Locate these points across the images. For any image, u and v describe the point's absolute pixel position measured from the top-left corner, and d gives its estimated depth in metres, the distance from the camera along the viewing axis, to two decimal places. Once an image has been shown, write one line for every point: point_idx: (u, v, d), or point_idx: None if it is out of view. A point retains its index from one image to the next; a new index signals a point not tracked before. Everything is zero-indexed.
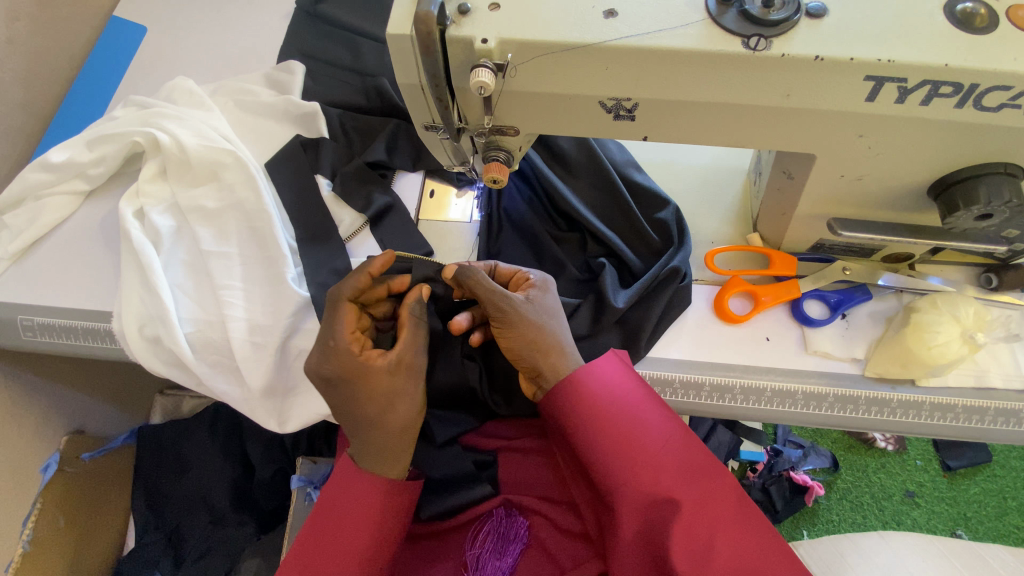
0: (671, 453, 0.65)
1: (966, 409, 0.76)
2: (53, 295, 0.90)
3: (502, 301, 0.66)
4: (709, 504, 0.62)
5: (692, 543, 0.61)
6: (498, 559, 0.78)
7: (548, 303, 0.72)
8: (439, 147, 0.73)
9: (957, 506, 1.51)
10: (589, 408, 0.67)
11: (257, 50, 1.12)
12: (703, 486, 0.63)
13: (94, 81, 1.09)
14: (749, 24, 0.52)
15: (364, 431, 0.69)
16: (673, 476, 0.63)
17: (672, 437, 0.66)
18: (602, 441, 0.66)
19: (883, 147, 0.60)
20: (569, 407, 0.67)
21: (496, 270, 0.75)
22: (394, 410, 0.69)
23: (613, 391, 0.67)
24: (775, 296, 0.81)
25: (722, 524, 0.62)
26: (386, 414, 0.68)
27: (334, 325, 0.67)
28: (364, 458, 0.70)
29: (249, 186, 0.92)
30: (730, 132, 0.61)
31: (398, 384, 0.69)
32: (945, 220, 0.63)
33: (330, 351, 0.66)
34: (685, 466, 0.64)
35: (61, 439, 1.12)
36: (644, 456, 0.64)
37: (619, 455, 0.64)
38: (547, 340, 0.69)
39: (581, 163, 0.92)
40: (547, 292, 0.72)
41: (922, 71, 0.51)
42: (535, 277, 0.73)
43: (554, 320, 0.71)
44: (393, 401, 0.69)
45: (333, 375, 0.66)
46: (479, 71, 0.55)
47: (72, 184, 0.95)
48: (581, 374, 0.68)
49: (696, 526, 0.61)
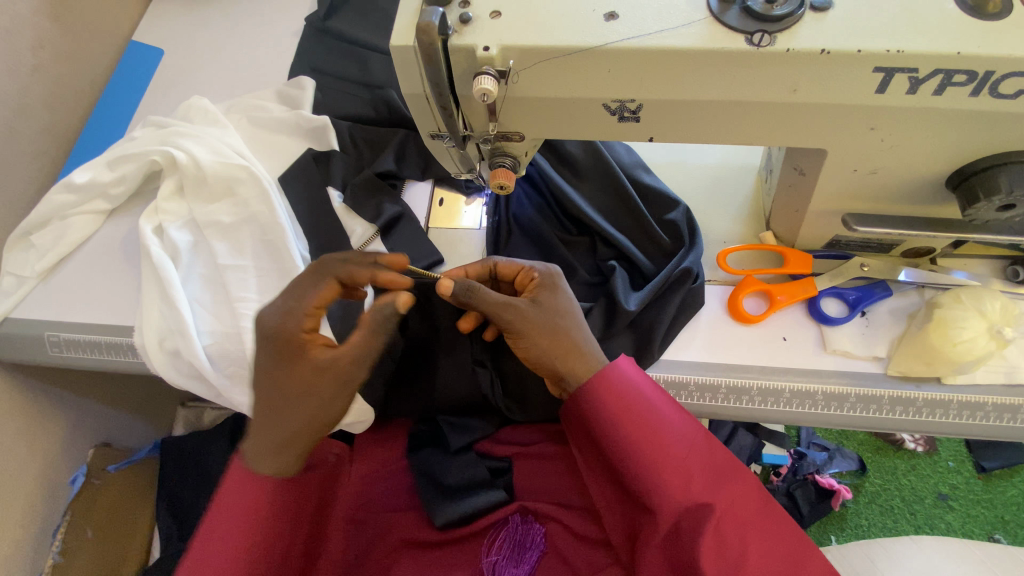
0: (698, 455, 0.64)
1: (997, 407, 0.73)
2: (78, 311, 0.93)
3: (508, 311, 0.66)
4: (736, 508, 0.62)
5: (723, 548, 0.60)
6: (516, 567, 0.78)
7: (558, 304, 0.69)
8: (446, 155, 0.73)
9: (993, 509, 1.45)
10: (615, 410, 0.65)
11: (270, 68, 1.15)
12: (730, 489, 0.63)
13: (114, 103, 1.13)
14: (752, 21, 0.52)
15: (271, 417, 0.61)
16: (701, 479, 0.63)
17: (696, 439, 0.65)
18: (629, 442, 0.64)
19: (896, 139, 0.58)
20: (595, 408, 0.66)
21: (497, 269, 0.72)
22: (296, 405, 0.61)
23: (638, 392, 0.66)
24: (790, 295, 0.80)
25: (750, 526, 0.62)
26: (294, 405, 0.61)
27: (309, 289, 0.63)
28: (257, 453, 0.63)
29: (263, 200, 0.93)
30: (738, 130, 0.60)
31: (320, 386, 0.61)
32: (966, 212, 0.61)
33: (285, 311, 0.62)
34: (711, 468, 0.64)
35: (88, 452, 1.15)
36: (671, 458, 0.63)
37: (647, 457, 0.63)
38: (564, 342, 0.67)
39: (589, 166, 0.92)
40: (556, 291, 0.70)
41: (934, 61, 0.50)
42: (539, 274, 0.71)
43: (569, 320, 0.69)
44: (303, 397, 0.61)
45: (269, 334, 0.61)
46: (482, 78, 0.55)
47: (95, 204, 0.98)
48: (604, 376, 0.66)
49: (726, 529, 0.61)
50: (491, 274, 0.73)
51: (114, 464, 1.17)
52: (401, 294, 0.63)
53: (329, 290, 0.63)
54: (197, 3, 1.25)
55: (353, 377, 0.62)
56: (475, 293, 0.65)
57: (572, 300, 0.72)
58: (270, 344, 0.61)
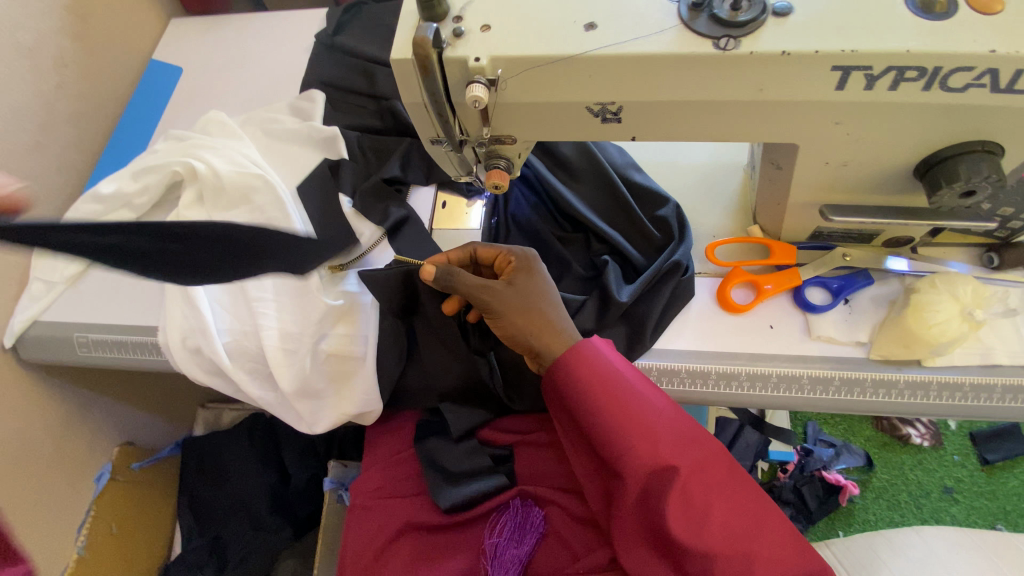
0: (668, 424, 0.68)
1: (974, 387, 0.76)
2: (105, 313, 0.99)
3: (485, 291, 0.70)
4: (703, 472, 0.66)
5: (691, 508, 0.65)
6: (516, 547, 0.81)
7: (532, 284, 0.74)
8: (445, 159, 0.78)
9: (998, 501, 1.46)
10: (590, 381, 0.70)
11: (282, 83, 1.22)
12: (698, 455, 0.67)
13: (137, 119, 1.21)
14: (719, 27, 0.57)
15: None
16: (671, 445, 0.67)
17: (665, 409, 0.69)
18: (604, 412, 0.69)
19: (860, 133, 0.63)
20: (572, 380, 0.71)
21: (478, 252, 0.77)
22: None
23: (613, 366, 0.71)
24: (777, 284, 0.84)
25: (716, 489, 0.66)
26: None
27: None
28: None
29: (277, 206, 1.00)
30: (713, 128, 0.65)
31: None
32: (931, 199, 0.65)
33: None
34: (681, 435, 0.68)
35: (113, 450, 1.22)
36: (643, 426, 0.67)
37: (621, 425, 0.68)
38: (539, 320, 0.72)
39: (583, 167, 0.97)
40: (531, 273, 0.75)
41: (886, 59, 0.54)
42: (516, 257, 0.76)
43: (545, 300, 0.74)
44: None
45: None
46: (473, 87, 0.61)
47: (119, 213, 1.05)
48: (579, 352, 0.71)
49: (694, 491, 0.65)
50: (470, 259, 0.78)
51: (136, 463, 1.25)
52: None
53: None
54: (213, 24, 1.33)
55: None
56: (454, 276, 0.68)
57: (548, 283, 0.77)
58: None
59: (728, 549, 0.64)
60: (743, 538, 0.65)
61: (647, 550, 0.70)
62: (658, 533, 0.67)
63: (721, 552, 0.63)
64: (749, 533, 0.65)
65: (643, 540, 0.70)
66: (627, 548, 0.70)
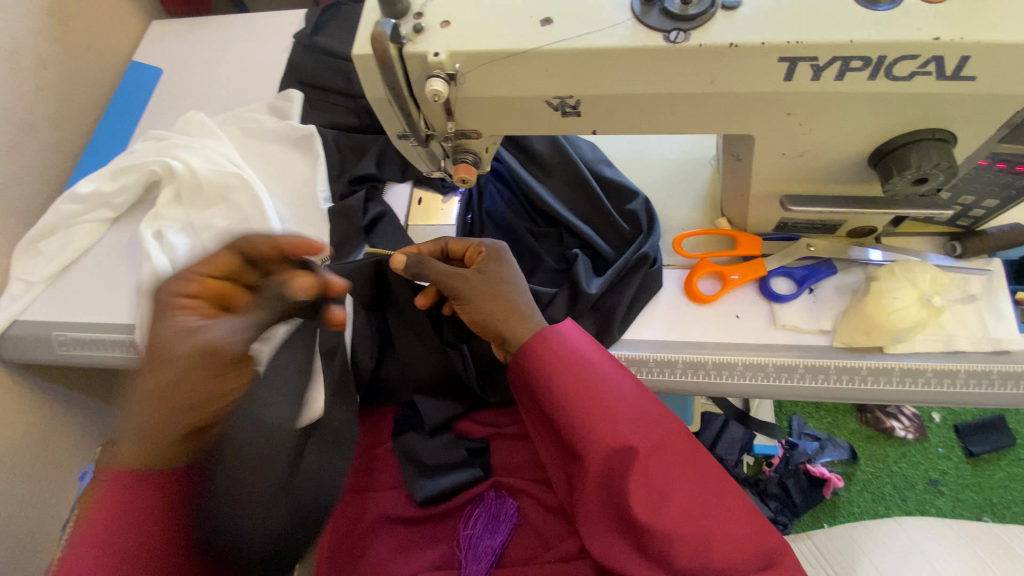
0: (629, 403, 0.68)
1: (936, 373, 0.77)
2: (83, 312, 1.00)
3: (455, 279, 0.73)
4: (665, 450, 0.66)
5: (651, 487, 0.64)
6: (490, 539, 0.83)
7: (501, 273, 0.76)
8: (414, 154, 0.79)
9: (983, 493, 1.48)
10: (551, 361, 0.70)
11: (260, 82, 1.23)
12: (659, 433, 0.67)
13: (116, 120, 1.22)
14: (670, 20, 0.58)
15: (133, 390, 0.56)
16: (632, 424, 0.66)
17: (628, 390, 0.69)
18: (565, 391, 0.68)
19: (814, 123, 0.64)
20: (534, 360, 0.70)
21: (449, 246, 0.80)
22: (152, 374, 0.53)
23: (574, 346, 0.71)
24: (743, 273, 0.85)
25: (677, 467, 0.66)
26: (146, 375, 0.53)
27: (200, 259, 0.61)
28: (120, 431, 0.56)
29: (254, 205, 1.01)
30: (672, 120, 0.66)
31: (178, 350, 0.53)
32: (885, 187, 0.66)
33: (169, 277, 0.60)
34: (643, 414, 0.67)
35: (96, 450, 1.22)
36: (604, 405, 0.67)
37: (581, 404, 0.67)
38: (506, 305, 0.74)
39: (555, 162, 0.98)
40: (500, 262, 0.77)
41: (831, 49, 0.56)
42: (486, 248, 0.78)
43: (512, 288, 0.76)
44: (158, 365, 0.53)
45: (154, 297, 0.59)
46: (432, 81, 0.62)
47: (98, 213, 1.06)
48: (543, 335, 0.71)
49: (654, 470, 0.65)
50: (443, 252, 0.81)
51: None
52: (294, 279, 0.66)
53: (219, 257, 0.62)
54: (192, 25, 1.34)
55: (221, 351, 0.54)
56: (424, 265, 0.73)
57: (517, 272, 0.79)
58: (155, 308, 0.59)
59: (687, 527, 0.64)
60: (702, 517, 0.65)
61: (610, 533, 0.69)
62: (619, 514, 0.67)
63: (680, 530, 0.63)
64: (709, 511, 0.65)
65: (606, 523, 0.69)
66: (590, 531, 0.69)
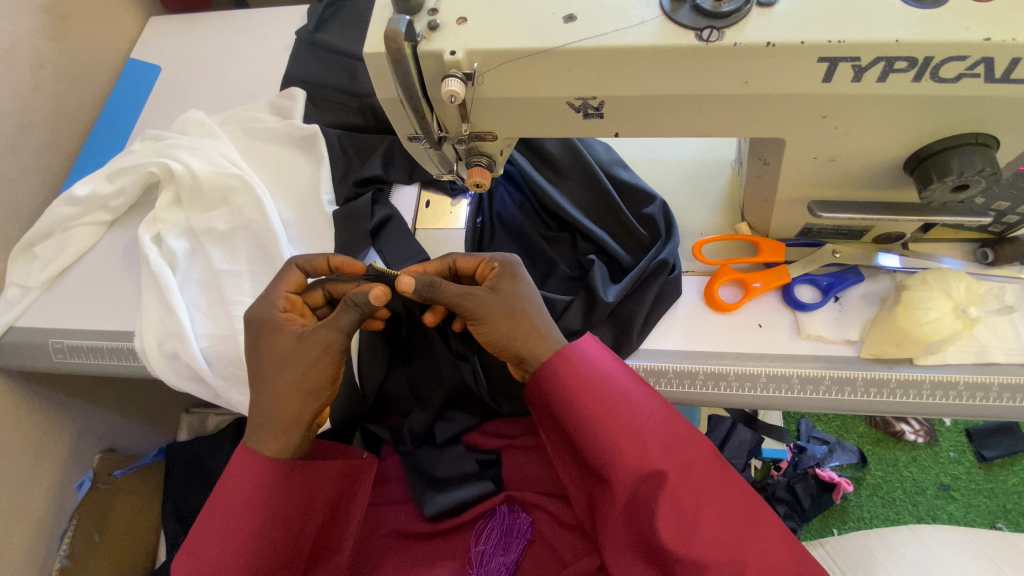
0: (656, 427, 0.67)
1: (969, 386, 0.74)
2: (81, 319, 0.97)
3: (468, 299, 0.71)
4: (694, 475, 0.66)
5: (680, 513, 0.64)
6: (503, 555, 0.79)
7: (515, 291, 0.73)
8: (425, 157, 0.76)
9: (997, 499, 1.44)
10: (575, 384, 0.69)
11: (262, 81, 1.19)
12: (687, 457, 0.66)
13: (114, 119, 1.18)
14: (702, 18, 0.55)
15: (256, 387, 0.69)
16: (659, 449, 0.66)
17: (654, 411, 0.68)
18: (590, 415, 0.68)
19: (850, 127, 0.61)
20: (557, 383, 0.69)
21: (457, 263, 0.77)
22: (281, 373, 0.68)
23: (598, 368, 0.70)
24: (766, 282, 0.82)
25: (707, 493, 0.65)
26: (276, 373, 0.68)
27: (278, 280, 0.74)
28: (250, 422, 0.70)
29: (256, 207, 0.97)
30: (700, 123, 0.63)
31: (305, 351, 0.67)
32: (923, 194, 0.64)
33: (262, 299, 0.72)
34: (670, 438, 0.67)
35: (94, 457, 1.18)
36: (631, 429, 0.66)
37: (607, 428, 0.67)
38: (523, 325, 0.72)
39: (568, 164, 0.95)
40: (514, 279, 0.74)
41: (874, 49, 0.53)
42: (499, 264, 0.75)
43: (529, 305, 0.73)
44: (288, 363, 0.68)
45: (252, 314, 0.71)
46: (449, 81, 0.59)
47: (95, 216, 1.02)
48: (567, 356, 0.70)
49: (683, 496, 0.64)
50: (452, 269, 0.78)
51: (119, 471, 1.19)
52: (373, 287, 0.67)
53: (296, 276, 0.75)
54: (192, 21, 1.30)
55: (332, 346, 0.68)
56: (437, 287, 0.69)
57: (532, 288, 0.75)
58: (253, 324, 0.70)
59: (719, 555, 0.63)
60: (735, 544, 0.63)
61: (636, 560, 0.68)
62: (646, 540, 0.66)
63: (712, 559, 0.62)
64: (741, 537, 0.64)
65: (633, 549, 0.68)
66: (616, 559, 0.68)
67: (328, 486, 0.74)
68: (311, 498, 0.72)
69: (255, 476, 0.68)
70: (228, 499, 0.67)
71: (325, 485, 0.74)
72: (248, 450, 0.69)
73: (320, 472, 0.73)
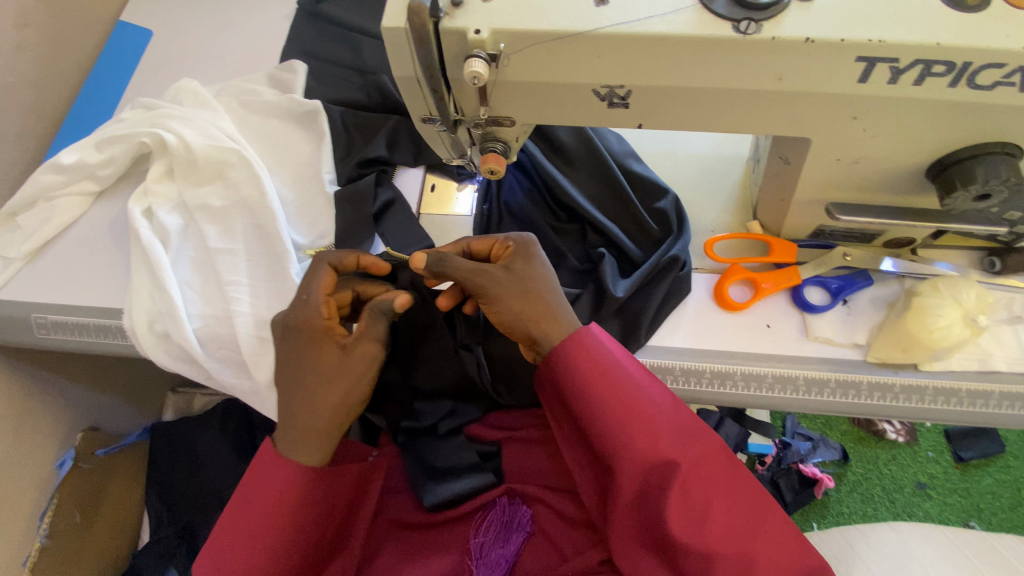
0: (666, 418, 0.67)
1: (970, 393, 0.75)
2: (64, 293, 0.92)
3: (479, 277, 0.69)
4: (703, 466, 0.65)
5: (689, 504, 0.64)
6: (502, 547, 0.78)
7: (529, 270, 0.72)
8: (437, 140, 0.73)
9: (970, 498, 1.45)
10: (587, 373, 0.68)
11: (261, 51, 1.14)
12: (697, 449, 0.66)
13: (102, 84, 1.12)
14: (739, 8, 0.53)
15: (297, 402, 0.67)
16: (669, 439, 0.66)
17: (664, 402, 0.68)
18: (602, 404, 0.67)
19: (878, 130, 0.60)
20: (568, 370, 0.68)
21: (472, 246, 0.75)
22: (327, 387, 0.67)
23: (610, 357, 0.69)
24: (775, 283, 0.81)
25: (716, 485, 0.65)
26: (320, 385, 0.67)
27: (312, 281, 0.70)
28: (284, 435, 0.68)
29: (253, 184, 0.93)
30: (726, 117, 0.61)
31: (349, 365, 0.67)
32: (944, 201, 0.63)
33: (299, 305, 0.69)
34: (680, 429, 0.67)
35: (76, 435, 1.14)
36: (642, 420, 0.66)
37: (620, 418, 0.66)
38: (537, 306, 0.70)
39: (580, 154, 0.93)
40: (530, 260, 0.72)
41: (914, 51, 0.52)
42: (514, 244, 0.73)
43: (543, 287, 0.72)
44: (333, 376, 0.67)
45: (287, 325, 0.69)
46: (472, 61, 0.56)
47: (83, 185, 0.98)
48: (579, 344, 0.69)
49: (693, 488, 0.64)
50: (465, 253, 0.76)
51: (102, 449, 1.17)
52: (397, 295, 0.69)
53: (330, 279, 0.71)
54: None
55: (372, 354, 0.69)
56: (445, 262, 0.68)
57: (547, 270, 0.74)
58: (293, 332, 0.68)
59: (726, 547, 0.63)
60: (742, 537, 0.64)
61: (642, 548, 0.69)
62: (652, 529, 0.67)
63: (720, 552, 0.63)
64: (750, 530, 0.64)
65: (638, 538, 0.69)
66: (621, 547, 0.68)
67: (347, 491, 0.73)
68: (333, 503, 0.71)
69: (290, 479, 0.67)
70: (259, 500, 0.66)
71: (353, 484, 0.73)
72: (277, 457, 0.67)
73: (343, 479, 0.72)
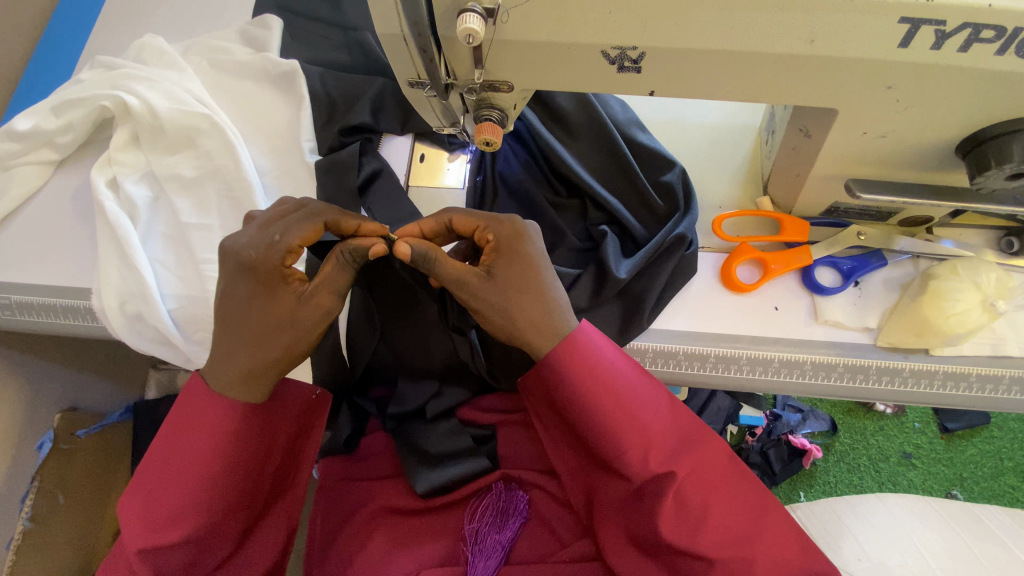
0: (663, 422, 0.64)
1: (980, 378, 0.73)
2: (27, 272, 0.85)
3: (462, 287, 0.65)
4: (701, 473, 0.63)
5: (684, 511, 0.62)
6: (498, 533, 0.76)
7: (516, 267, 0.66)
8: (426, 106, 0.66)
9: (954, 467, 1.46)
10: (582, 378, 0.64)
11: (231, 4, 1.04)
12: (694, 454, 0.64)
13: (58, 42, 1.03)
14: None
15: (223, 329, 0.61)
16: (664, 448, 0.63)
17: (660, 404, 0.65)
18: (597, 410, 0.64)
19: (912, 101, 0.55)
20: (561, 374, 0.65)
21: (454, 224, 0.68)
22: (274, 335, 0.60)
23: (604, 359, 0.65)
24: (785, 264, 0.77)
25: (713, 491, 0.63)
26: (267, 335, 0.60)
27: (291, 225, 0.61)
28: (218, 376, 0.61)
29: (227, 152, 0.86)
30: (747, 82, 0.56)
31: (305, 317, 0.61)
32: (974, 180, 0.58)
33: (267, 245, 0.59)
34: (676, 434, 0.65)
35: (54, 416, 1.09)
36: (637, 427, 0.63)
37: (613, 423, 0.63)
38: (520, 320, 0.65)
39: (581, 122, 0.86)
40: (512, 259, 0.65)
41: (963, 13, 0.46)
42: (495, 238, 0.66)
43: (528, 292, 0.65)
44: (280, 327, 0.60)
45: (246, 261, 0.58)
46: (467, 17, 0.49)
47: (41, 153, 0.89)
48: (574, 346, 0.65)
49: (689, 494, 0.63)
50: (450, 229, 0.70)
51: (81, 429, 1.12)
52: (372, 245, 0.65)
53: (314, 231, 0.62)
54: None
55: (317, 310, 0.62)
56: (434, 262, 0.64)
57: (539, 265, 0.67)
58: (249, 274, 0.59)
59: (723, 552, 0.61)
60: (738, 542, 0.62)
61: (633, 549, 0.69)
62: (643, 532, 0.66)
63: (716, 556, 0.61)
64: (749, 536, 0.62)
65: (629, 538, 0.69)
66: (613, 548, 0.69)
67: (286, 425, 0.67)
68: (272, 440, 0.66)
69: (213, 420, 0.60)
70: (188, 443, 0.60)
71: (286, 427, 0.67)
72: (217, 395, 0.61)
73: (282, 413, 0.66)
